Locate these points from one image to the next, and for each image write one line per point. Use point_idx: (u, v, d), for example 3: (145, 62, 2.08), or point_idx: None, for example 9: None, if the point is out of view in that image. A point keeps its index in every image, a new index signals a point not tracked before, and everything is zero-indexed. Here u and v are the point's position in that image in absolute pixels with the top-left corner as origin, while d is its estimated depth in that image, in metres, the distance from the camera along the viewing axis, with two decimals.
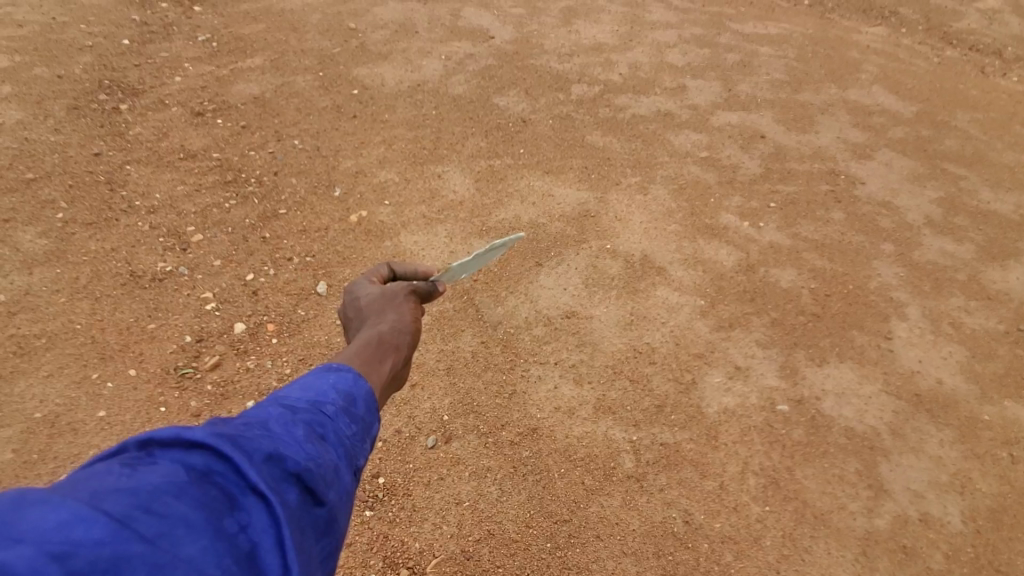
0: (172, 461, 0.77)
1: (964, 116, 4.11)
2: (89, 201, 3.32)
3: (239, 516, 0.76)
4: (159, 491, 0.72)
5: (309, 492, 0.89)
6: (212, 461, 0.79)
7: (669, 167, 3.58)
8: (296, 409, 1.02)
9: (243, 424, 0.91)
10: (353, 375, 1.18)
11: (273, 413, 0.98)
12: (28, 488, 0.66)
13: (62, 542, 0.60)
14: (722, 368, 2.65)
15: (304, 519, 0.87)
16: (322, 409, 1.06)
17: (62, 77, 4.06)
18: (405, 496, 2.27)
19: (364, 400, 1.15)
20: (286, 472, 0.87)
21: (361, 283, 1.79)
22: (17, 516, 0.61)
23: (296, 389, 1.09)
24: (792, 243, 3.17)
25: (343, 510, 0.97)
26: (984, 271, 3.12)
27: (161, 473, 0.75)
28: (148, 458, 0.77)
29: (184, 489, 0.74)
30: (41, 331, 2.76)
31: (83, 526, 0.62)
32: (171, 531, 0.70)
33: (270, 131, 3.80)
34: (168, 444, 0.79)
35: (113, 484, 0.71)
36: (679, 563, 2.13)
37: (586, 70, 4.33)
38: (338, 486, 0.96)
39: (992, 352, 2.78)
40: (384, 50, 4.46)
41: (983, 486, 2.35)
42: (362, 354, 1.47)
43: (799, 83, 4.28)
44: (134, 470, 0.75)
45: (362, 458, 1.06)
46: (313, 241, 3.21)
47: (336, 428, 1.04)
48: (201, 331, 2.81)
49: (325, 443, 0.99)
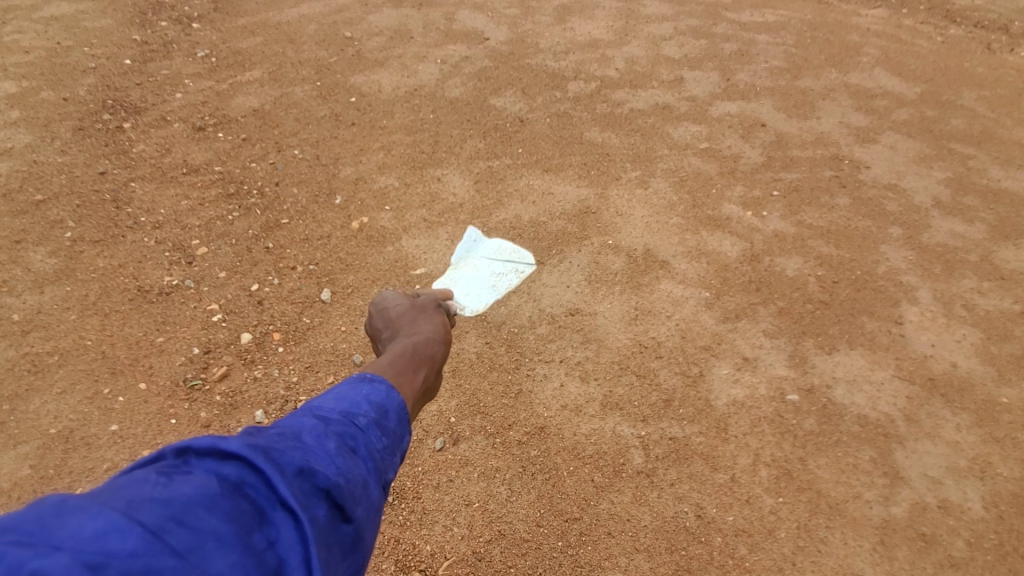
0: (206, 472, 0.84)
1: (971, 94, 4.04)
2: (96, 219, 3.36)
3: (268, 531, 0.83)
4: (192, 503, 0.79)
5: (338, 508, 0.95)
6: (244, 474, 0.86)
7: (669, 159, 3.55)
8: (329, 421, 1.08)
9: (277, 436, 0.98)
10: (386, 388, 1.25)
11: (307, 424, 1.05)
12: (73, 494, 0.73)
13: (97, 552, 0.67)
14: (730, 360, 2.61)
15: (331, 535, 0.92)
16: (354, 423, 1.11)
17: (67, 99, 4.13)
18: (415, 499, 2.26)
19: (396, 413, 1.22)
20: (315, 487, 0.93)
21: (391, 293, 1.90)
22: (62, 524, 0.68)
23: (331, 400, 1.15)
24: (797, 230, 3.13)
25: (369, 526, 1.02)
26: (997, 250, 3.06)
27: (195, 484, 0.82)
28: (184, 467, 0.84)
29: (216, 501, 0.81)
30: (54, 348, 2.80)
31: (117, 537, 0.69)
32: (203, 545, 0.76)
33: (271, 142, 3.83)
34: (204, 453, 0.86)
35: (150, 493, 0.78)
36: (692, 557, 2.10)
37: (582, 67, 4.32)
38: (365, 502, 1.02)
39: (1009, 333, 2.71)
40: (381, 57, 4.49)
41: (1004, 470, 2.29)
42: (396, 363, 1.48)
43: (799, 70, 4.23)
44: (170, 479, 0.81)
45: (390, 471, 1.13)
46: (316, 249, 3.22)
47: (366, 441, 1.10)
48: (209, 342, 2.83)
49: (355, 456, 1.05)
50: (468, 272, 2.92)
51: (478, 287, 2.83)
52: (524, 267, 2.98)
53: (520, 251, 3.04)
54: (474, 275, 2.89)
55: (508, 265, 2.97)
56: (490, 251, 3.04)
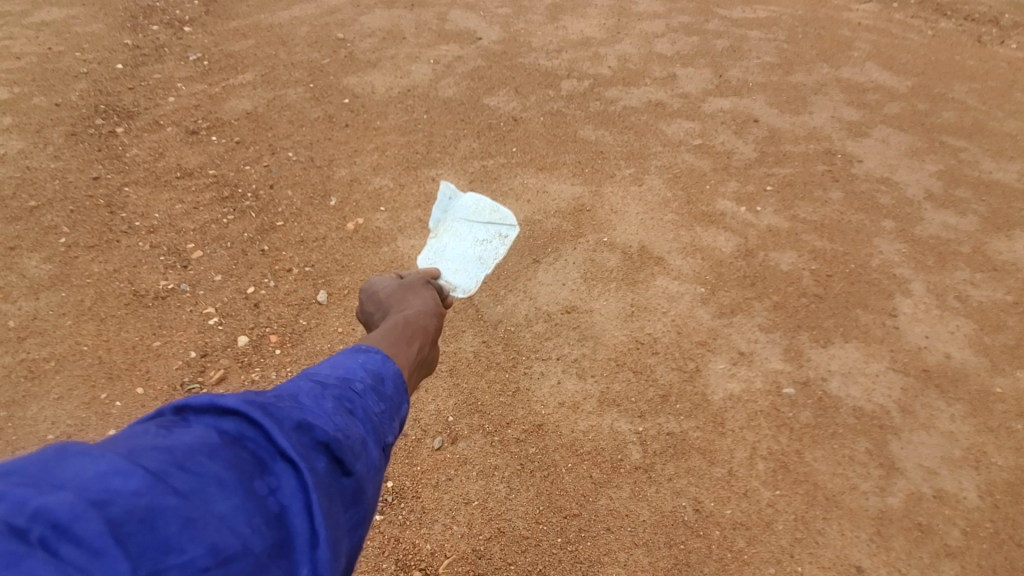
0: (205, 425, 0.85)
1: (961, 87, 4.06)
2: (90, 224, 3.35)
3: (269, 479, 0.83)
4: (193, 452, 0.79)
5: (337, 461, 0.94)
6: (243, 427, 0.86)
7: (662, 156, 3.57)
8: (326, 384, 1.07)
9: (274, 395, 0.98)
10: (381, 358, 1.25)
11: (304, 386, 1.04)
12: (74, 442, 0.74)
13: (102, 490, 0.67)
14: (726, 355, 2.63)
15: (333, 488, 0.92)
16: (351, 386, 1.11)
17: (59, 104, 4.11)
18: (414, 498, 2.27)
19: (392, 381, 1.22)
20: (315, 441, 0.93)
21: (378, 277, 1.84)
22: (64, 466, 0.68)
23: (327, 366, 1.15)
24: (790, 225, 3.14)
25: (370, 483, 1.01)
26: (989, 242, 3.08)
27: (195, 436, 0.82)
28: (183, 422, 0.85)
29: (216, 451, 0.81)
30: (50, 354, 2.79)
31: (121, 477, 0.69)
32: (205, 489, 0.76)
33: (264, 145, 3.82)
34: (202, 410, 0.86)
35: (151, 443, 0.78)
36: (691, 551, 2.11)
37: (575, 65, 4.32)
38: (366, 458, 1.01)
39: (1002, 324, 2.73)
40: (374, 58, 4.49)
41: (998, 460, 2.31)
42: (390, 336, 1.47)
43: (790, 65, 4.25)
44: (169, 432, 0.82)
45: (389, 434, 1.12)
46: (311, 251, 3.22)
47: (364, 404, 1.09)
48: (205, 345, 2.83)
49: (353, 416, 1.04)
50: (445, 244, 2.28)
51: (464, 260, 2.21)
52: (509, 228, 2.33)
53: (502, 208, 2.36)
54: (456, 247, 2.25)
55: (491, 228, 2.32)
56: (466, 210, 2.35)
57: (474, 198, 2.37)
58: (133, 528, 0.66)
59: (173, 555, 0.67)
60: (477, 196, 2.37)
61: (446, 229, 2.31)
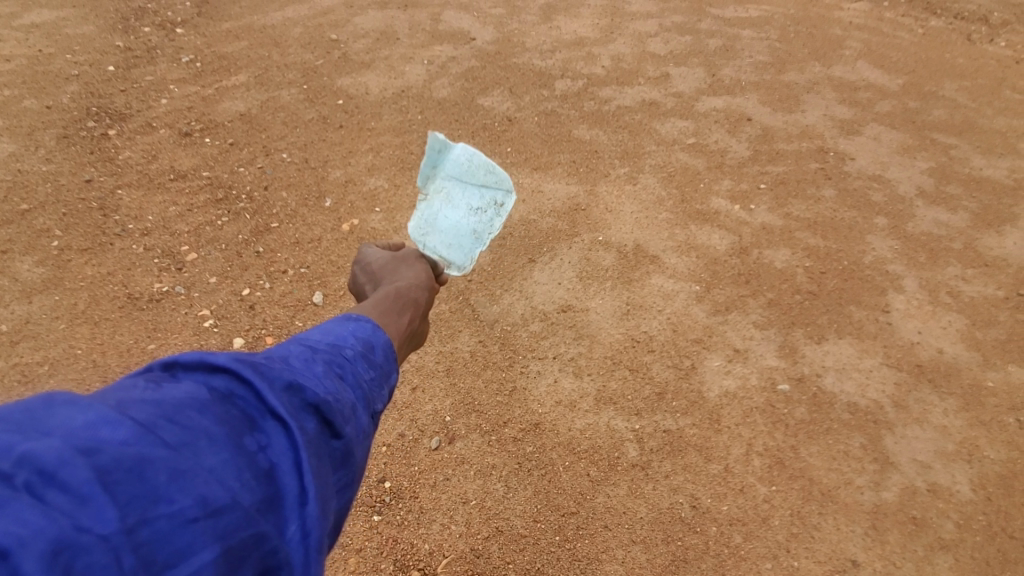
0: (195, 382, 0.82)
1: (951, 85, 4.10)
2: (83, 227, 3.33)
3: (258, 437, 0.80)
4: (181, 407, 0.77)
5: (328, 423, 0.91)
6: (233, 384, 0.83)
7: (657, 155, 3.58)
8: (317, 348, 1.04)
9: (264, 356, 0.94)
10: (372, 325, 1.20)
11: (294, 349, 1.01)
12: (63, 394, 0.72)
13: (89, 438, 0.65)
14: (721, 352, 2.64)
15: (323, 449, 0.88)
16: (342, 352, 1.07)
17: (50, 107, 4.09)
18: (412, 498, 2.27)
19: (382, 349, 1.16)
20: (305, 401, 0.89)
21: (370, 246, 1.80)
22: (51, 414, 0.67)
23: (318, 331, 1.11)
24: (784, 223, 3.16)
25: (361, 447, 0.98)
26: (980, 238, 3.11)
27: (184, 391, 0.80)
28: (172, 379, 0.82)
29: (205, 407, 0.79)
30: (44, 358, 2.78)
31: (109, 427, 0.67)
32: (194, 442, 0.74)
33: (258, 146, 3.81)
34: (191, 368, 0.84)
35: (139, 396, 0.76)
36: (689, 548, 2.12)
37: (569, 65, 4.33)
38: (357, 422, 0.97)
39: (993, 319, 2.76)
40: (367, 59, 4.49)
41: (991, 453, 2.33)
42: (381, 306, 1.45)
43: (783, 64, 4.28)
44: (159, 387, 0.80)
45: (380, 402, 1.08)
46: (306, 252, 3.22)
47: (355, 369, 1.06)
48: (201, 348, 2.82)
49: (343, 381, 1.00)
50: (435, 210, 1.95)
51: (458, 233, 1.93)
52: (505, 195, 2.00)
53: (498, 168, 2.01)
54: (448, 214, 1.94)
55: (485, 193, 1.99)
56: (457, 167, 1.97)
57: (466, 150, 1.98)
58: (120, 477, 0.64)
59: (162, 505, 0.66)
60: (471, 148, 1.98)
61: (434, 189, 1.96)
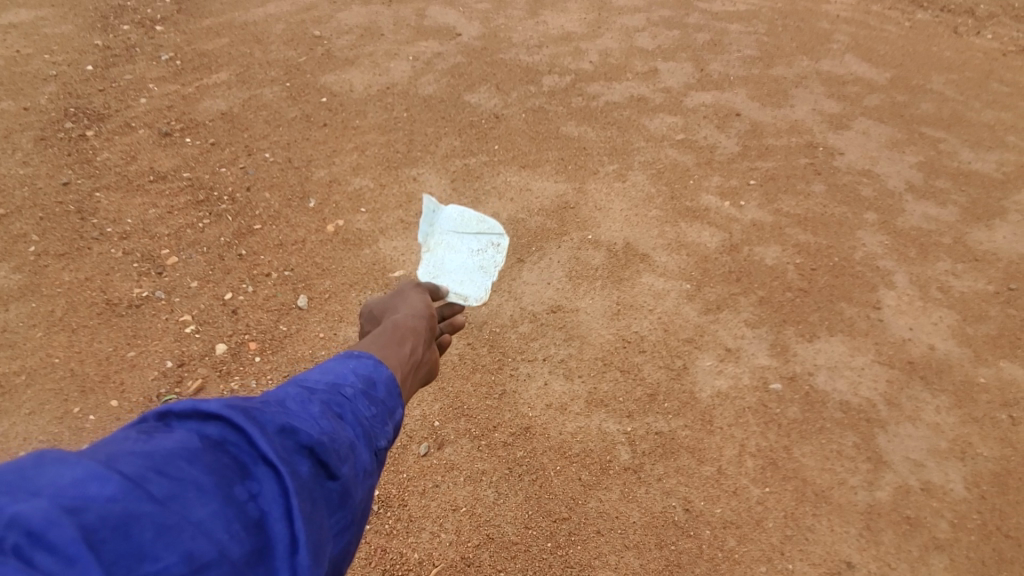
0: (188, 430, 0.78)
1: (939, 78, 4.09)
2: (60, 232, 3.24)
3: (250, 484, 0.76)
4: (172, 456, 0.73)
5: (322, 465, 0.86)
6: (226, 432, 0.79)
7: (646, 152, 3.54)
8: (315, 388, 0.99)
9: (259, 399, 0.90)
10: (373, 361, 1.15)
11: (291, 391, 0.96)
12: (52, 449, 0.69)
13: (76, 496, 0.62)
14: (713, 352, 2.61)
15: (317, 491, 0.84)
16: (340, 391, 1.01)
17: (27, 108, 3.97)
18: (401, 506, 2.23)
19: (385, 384, 1.11)
20: (298, 444, 0.85)
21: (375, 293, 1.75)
22: (40, 472, 0.64)
23: (317, 371, 1.06)
24: (774, 219, 3.14)
25: (359, 487, 0.93)
26: (970, 232, 3.10)
27: (176, 440, 0.75)
28: (165, 427, 0.78)
29: (196, 455, 0.74)
30: (21, 368, 2.69)
31: (97, 483, 0.64)
32: (182, 494, 0.70)
33: (240, 146, 3.73)
34: (185, 415, 0.79)
35: (130, 449, 0.72)
36: (682, 552, 2.09)
37: (556, 60, 4.28)
38: (354, 461, 0.93)
39: (984, 314, 2.75)
40: (351, 55, 4.41)
41: (984, 450, 2.32)
42: (380, 339, 1.38)
43: (771, 58, 4.24)
44: (151, 437, 0.75)
45: (383, 439, 1.03)
46: (290, 254, 3.14)
47: (355, 408, 1.00)
48: (182, 355, 2.74)
49: (341, 420, 0.96)
50: (439, 259, 1.93)
51: (465, 271, 1.92)
52: (501, 236, 2.02)
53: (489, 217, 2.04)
54: (453, 259, 1.93)
55: (481, 237, 1.99)
56: (451, 221, 1.99)
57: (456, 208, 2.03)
58: (107, 535, 0.61)
59: (147, 563, 0.62)
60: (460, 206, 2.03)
61: (434, 243, 1.95)
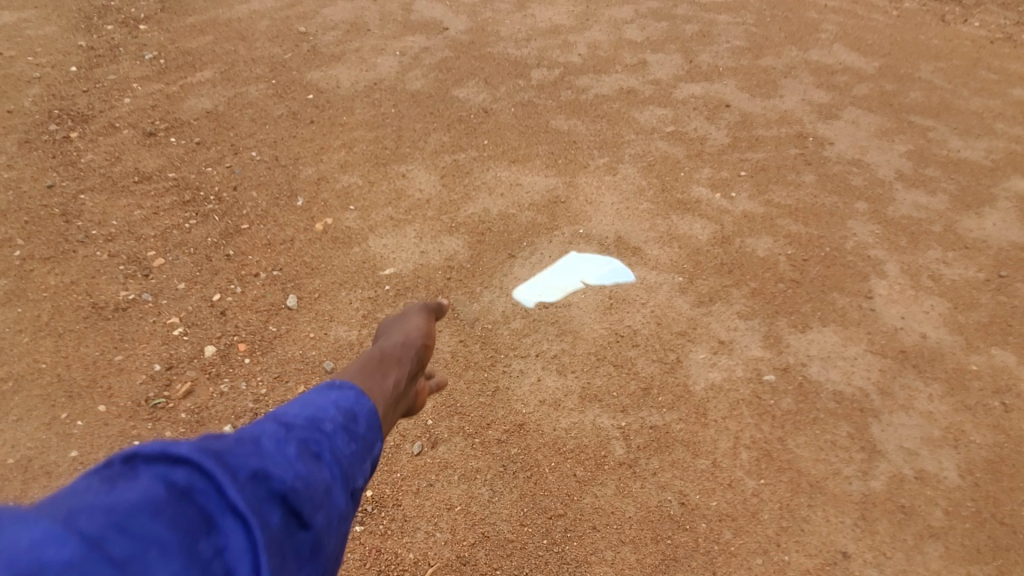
0: (154, 475, 0.72)
1: (927, 67, 4.09)
2: (44, 235, 3.18)
3: (218, 540, 0.71)
4: (137, 509, 0.67)
5: (292, 515, 0.83)
6: (195, 480, 0.74)
7: (636, 145, 3.52)
8: (291, 426, 0.95)
9: (232, 439, 0.85)
10: (356, 392, 1.10)
11: (266, 430, 0.91)
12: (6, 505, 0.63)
13: (30, 564, 0.56)
14: (706, 344, 2.60)
15: (286, 545, 0.81)
16: (318, 428, 0.98)
17: (10, 111, 3.90)
18: (395, 506, 2.21)
19: (367, 418, 1.08)
20: (269, 493, 0.81)
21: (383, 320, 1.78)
22: None
23: (296, 405, 1.01)
24: (765, 210, 3.13)
25: (330, 536, 0.91)
26: (960, 220, 3.10)
27: (141, 488, 0.70)
28: (131, 472, 0.73)
29: (163, 506, 0.69)
30: (6, 374, 2.64)
31: (55, 545, 0.59)
32: (147, 553, 0.65)
33: (227, 145, 3.68)
34: (153, 459, 0.74)
35: (91, 500, 0.66)
36: (678, 546, 2.08)
37: (545, 54, 4.24)
38: (327, 509, 0.90)
39: (975, 301, 2.76)
40: (338, 51, 4.36)
41: (977, 437, 2.33)
42: (363, 368, 1.35)
43: (760, 49, 4.23)
44: (114, 485, 0.70)
45: (358, 479, 1.00)
46: (279, 254, 3.10)
47: (331, 447, 0.97)
48: (170, 358, 2.69)
49: (318, 462, 0.92)
50: None
51: None
52: None
53: None
54: None
55: None
56: None
57: None
58: None
59: None
60: None
61: None
